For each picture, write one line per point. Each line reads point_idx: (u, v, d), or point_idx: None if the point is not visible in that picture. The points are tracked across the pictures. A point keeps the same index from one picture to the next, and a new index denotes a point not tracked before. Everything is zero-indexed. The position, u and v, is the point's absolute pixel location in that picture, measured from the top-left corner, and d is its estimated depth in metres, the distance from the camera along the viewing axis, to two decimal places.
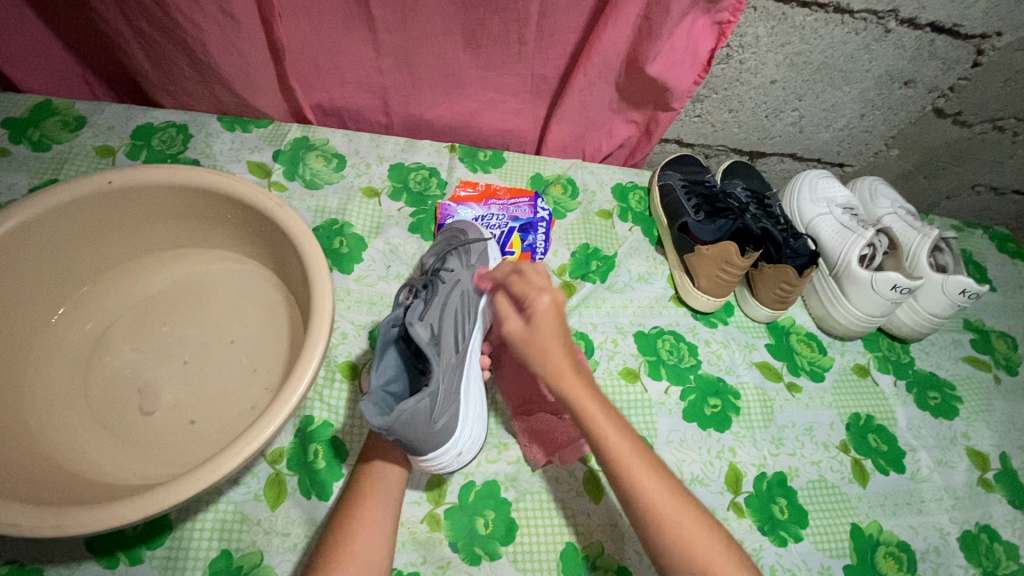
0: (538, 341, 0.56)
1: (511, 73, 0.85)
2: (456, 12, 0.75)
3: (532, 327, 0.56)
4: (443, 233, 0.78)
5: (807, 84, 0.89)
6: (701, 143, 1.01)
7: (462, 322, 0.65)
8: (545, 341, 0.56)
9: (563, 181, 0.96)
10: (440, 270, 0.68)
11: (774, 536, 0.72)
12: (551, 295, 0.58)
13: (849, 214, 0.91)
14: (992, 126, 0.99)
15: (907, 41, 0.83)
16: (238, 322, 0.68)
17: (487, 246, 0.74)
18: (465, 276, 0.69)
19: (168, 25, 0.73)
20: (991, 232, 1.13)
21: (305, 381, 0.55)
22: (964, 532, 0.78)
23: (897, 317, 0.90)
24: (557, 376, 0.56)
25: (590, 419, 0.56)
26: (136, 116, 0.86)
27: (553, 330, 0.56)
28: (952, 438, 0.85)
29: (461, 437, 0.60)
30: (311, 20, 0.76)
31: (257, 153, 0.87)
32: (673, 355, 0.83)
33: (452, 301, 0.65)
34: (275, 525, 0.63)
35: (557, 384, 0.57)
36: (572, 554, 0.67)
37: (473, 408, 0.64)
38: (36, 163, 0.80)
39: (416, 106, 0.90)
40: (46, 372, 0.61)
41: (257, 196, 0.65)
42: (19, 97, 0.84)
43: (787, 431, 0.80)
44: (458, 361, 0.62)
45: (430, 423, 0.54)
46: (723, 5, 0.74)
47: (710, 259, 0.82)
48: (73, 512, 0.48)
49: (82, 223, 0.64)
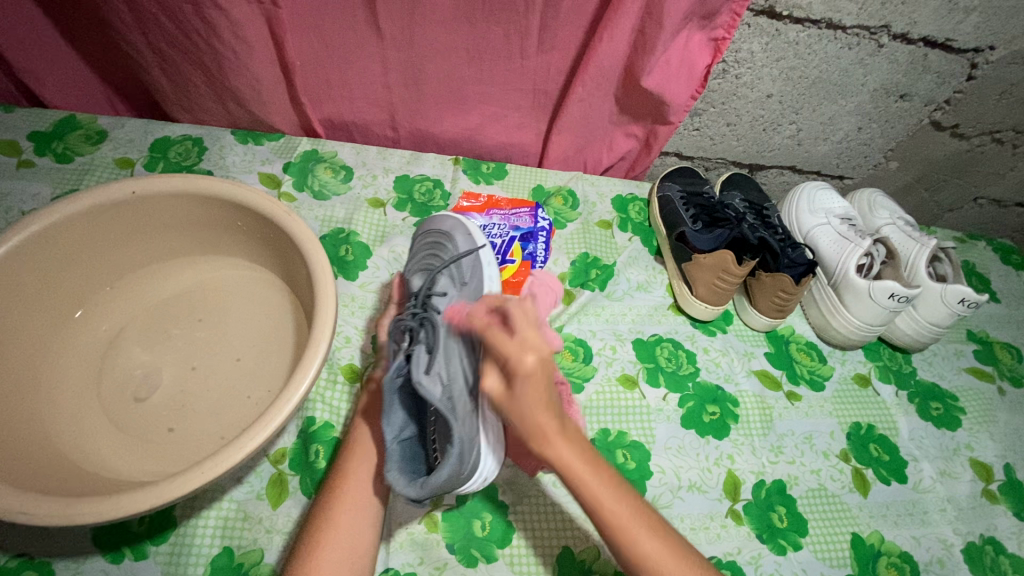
0: (520, 409, 0.48)
1: (513, 88, 0.88)
2: (459, 31, 0.78)
3: (513, 391, 0.49)
4: (425, 237, 0.75)
5: (803, 97, 0.91)
6: (700, 156, 1.03)
7: None
8: (526, 409, 0.48)
9: (564, 193, 0.98)
10: (432, 295, 0.65)
11: (773, 545, 0.71)
12: (536, 350, 0.50)
13: (847, 224, 0.92)
14: (991, 139, 1.00)
15: (900, 56, 0.85)
16: (244, 325, 0.70)
17: (476, 256, 0.70)
18: (456, 294, 0.66)
19: (187, 44, 0.77)
20: (994, 244, 1.13)
21: (309, 378, 0.57)
22: (968, 543, 0.77)
23: (897, 326, 0.91)
24: (540, 440, 0.49)
25: (580, 482, 0.50)
26: (154, 130, 0.90)
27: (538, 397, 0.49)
28: (955, 449, 0.85)
29: (489, 466, 0.60)
30: (322, 39, 0.80)
31: (268, 164, 0.91)
32: (672, 363, 0.84)
33: None
34: (276, 523, 0.64)
35: (541, 446, 0.49)
36: (569, 558, 0.67)
37: (493, 436, 0.61)
38: (59, 174, 0.84)
39: (422, 120, 0.94)
40: (62, 370, 0.63)
41: (266, 203, 0.68)
42: (44, 112, 0.89)
43: (786, 439, 0.81)
44: (472, 402, 0.59)
45: (460, 474, 0.54)
46: (719, 22, 0.77)
47: (708, 267, 0.84)
48: (82, 502, 0.50)
49: (100, 231, 0.67)
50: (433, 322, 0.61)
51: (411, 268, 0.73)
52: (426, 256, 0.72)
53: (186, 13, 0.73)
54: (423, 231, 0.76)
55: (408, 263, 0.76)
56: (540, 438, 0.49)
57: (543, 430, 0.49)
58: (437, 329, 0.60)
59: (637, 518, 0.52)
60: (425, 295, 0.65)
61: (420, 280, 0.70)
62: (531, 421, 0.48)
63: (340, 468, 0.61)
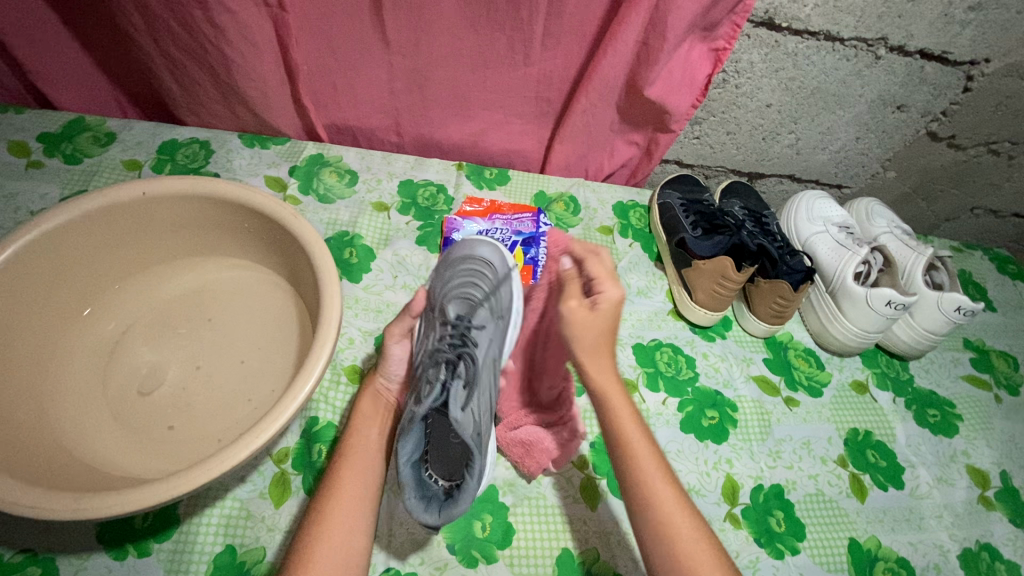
0: (598, 326, 0.58)
1: (517, 96, 0.89)
2: (464, 39, 0.80)
3: (599, 312, 0.58)
4: (459, 260, 0.68)
5: (802, 107, 0.92)
6: (701, 163, 1.05)
7: (493, 387, 0.63)
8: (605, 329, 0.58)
9: (565, 199, 0.99)
10: (472, 329, 0.63)
11: (770, 548, 0.72)
12: (619, 286, 0.59)
13: (845, 232, 0.93)
14: (987, 150, 1.02)
15: (897, 67, 0.87)
16: (249, 326, 0.71)
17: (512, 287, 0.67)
18: (495, 331, 0.64)
19: (196, 49, 0.78)
20: (991, 253, 1.14)
21: (313, 378, 0.57)
22: (964, 549, 0.78)
23: (894, 334, 0.92)
24: (595, 353, 0.58)
25: (612, 404, 0.58)
26: (162, 133, 0.92)
27: (611, 321, 0.58)
28: (952, 455, 0.85)
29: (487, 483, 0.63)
30: (330, 45, 0.81)
31: (274, 167, 0.92)
32: (671, 368, 0.85)
33: (488, 369, 0.62)
34: (278, 522, 0.65)
35: (586, 361, 0.59)
36: (568, 559, 0.67)
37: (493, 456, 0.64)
38: (67, 175, 0.85)
39: (426, 126, 0.95)
40: (68, 368, 0.64)
41: (273, 205, 0.69)
42: (53, 113, 0.90)
43: (785, 444, 0.81)
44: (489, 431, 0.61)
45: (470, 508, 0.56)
46: (719, 33, 0.79)
47: (707, 273, 0.85)
48: (90, 497, 0.50)
49: (109, 231, 0.68)
50: (472, 358, 0.61)
51: (441, 291, 0.67)
52: (461, 281, 0.66)
53: (196, 20, 0.74)
54: (456, 254, 0.69)
55: (436, 283, 0.68)
56: (591, 353, 0.58)
57: (598, 348, 0.58)
58: (476, 366, 0.60)
59: (654, 454, 0.58)
60: (465, 327, 0.63)
61: (456, 309, 0.65)
62: (601, 342, 0.58)
63: (337, 466, 0.61)
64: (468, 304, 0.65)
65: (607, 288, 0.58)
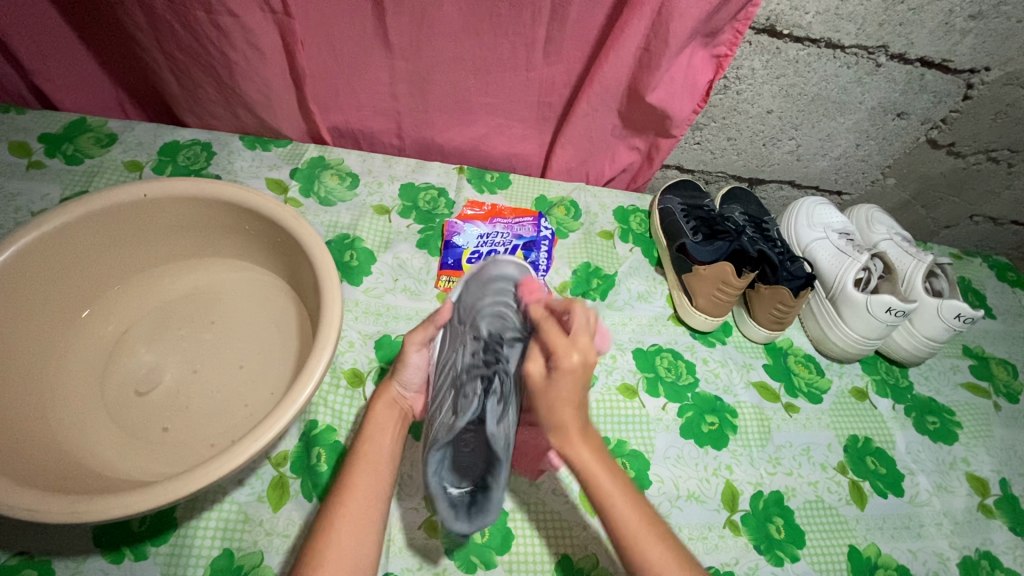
0: (551, 398, 0.52)
1: (519, 100, 0.89)
2: (467, 43, 0.80)
3: (552, 383, 0.51)
4: (488, 281, 0.65)
5: (803, 114, 0.93)
6: (701, 169, 1.05)
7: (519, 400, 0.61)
8: (559, 401, 0.52)
9: (566, 204, 0.99)
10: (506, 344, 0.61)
11: (770, 556, 0.71)
12: (581, 352, 0.51)
13: (845, 239, 0.93)
14: (986, 157, 1.02)
15: (898, 75, 0.87)
16: (250, 328, 0.71)
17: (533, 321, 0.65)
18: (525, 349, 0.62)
19: (199, 51, 0.78)
20: (991, 261, 1.15)
21: (313, 382, 0.57)
22: (964, 557, 0.77)
23: (894, 341, 0.92)
24: (562, 435, 0.53)
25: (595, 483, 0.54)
26: (164, 135, 0.92)
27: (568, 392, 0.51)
28: (951, 463, 0.85)
29: None
30: (332, 48, 0.82)
31: (276, 170, 0.92)
32: (671, 373, 0.85)
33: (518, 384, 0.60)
34: (276, 526, 0.65)
35: (563, 446, 0.54)
36: (566, 565, 0.67)
37: None
38: (68, 176, 0.85)
39: (428, 130, 0.95)
40: (67, 370, 0.64)
41: (275, 208, 0.69)
42: (55, 114, 0.90)
43: (784, 451, 0.81)
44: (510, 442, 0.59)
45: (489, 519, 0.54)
46: (721, 40, 0.79)
47: (707, 279, 0.85)
48: (87, 500, 0.50)
49: (109, 232, 0.67)
50: (507, 374, 0.58)
51: (472, 307, 0.64)
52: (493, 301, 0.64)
53: (200, 22, 0.74)
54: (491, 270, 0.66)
55: (462, 297, 0.66)
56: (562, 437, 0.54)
57: (566, 428, 0.53)
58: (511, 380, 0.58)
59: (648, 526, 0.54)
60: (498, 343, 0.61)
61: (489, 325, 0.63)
62: (557, 415, 0.53)
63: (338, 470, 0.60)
64: (500, 322, 0.63)
65: (560, 357, 0.51)
